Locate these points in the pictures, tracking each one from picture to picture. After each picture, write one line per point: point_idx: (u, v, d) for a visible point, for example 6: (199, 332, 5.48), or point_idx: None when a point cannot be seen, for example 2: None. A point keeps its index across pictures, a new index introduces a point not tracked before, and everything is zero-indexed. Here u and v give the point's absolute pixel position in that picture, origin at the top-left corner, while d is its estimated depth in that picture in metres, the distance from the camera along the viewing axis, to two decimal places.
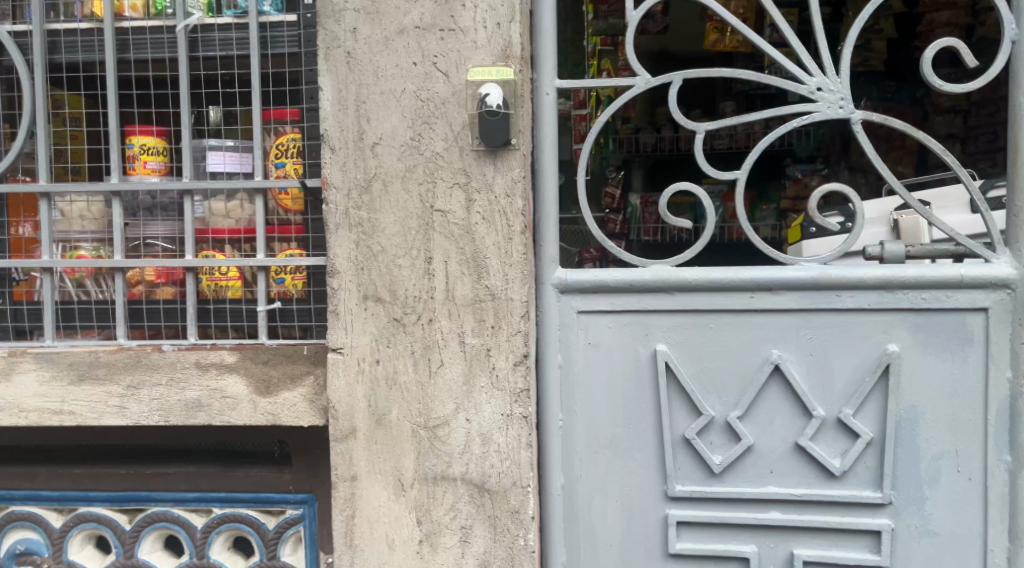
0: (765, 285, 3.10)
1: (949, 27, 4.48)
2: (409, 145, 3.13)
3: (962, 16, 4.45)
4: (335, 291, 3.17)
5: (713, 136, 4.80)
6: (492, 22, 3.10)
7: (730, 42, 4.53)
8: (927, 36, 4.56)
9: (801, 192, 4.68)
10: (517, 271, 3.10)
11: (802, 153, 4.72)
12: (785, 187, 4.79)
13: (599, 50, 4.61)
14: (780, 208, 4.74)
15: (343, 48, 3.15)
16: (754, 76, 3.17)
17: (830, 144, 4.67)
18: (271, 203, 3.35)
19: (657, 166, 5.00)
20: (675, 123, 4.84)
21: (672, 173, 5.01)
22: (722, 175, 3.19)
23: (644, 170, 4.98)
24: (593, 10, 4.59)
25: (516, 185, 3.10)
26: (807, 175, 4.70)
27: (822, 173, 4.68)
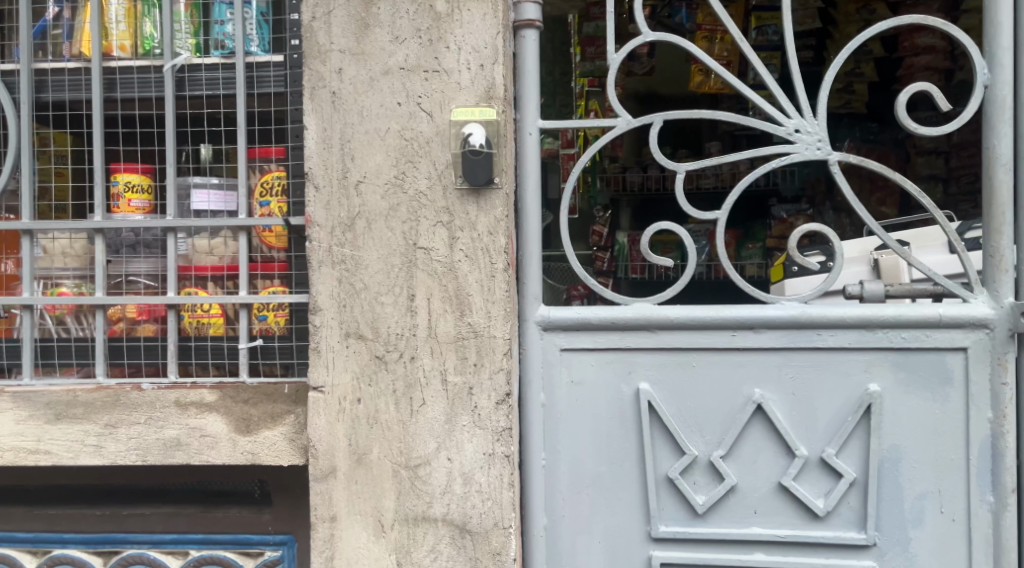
0: (746, 323, 3.11)
1: (928, 71, 4.58)
2: (393, 183, 3.15)
3: (941, 60, 4.54)
4: (317, 329, 3.16)
5: (699, 175, 4.91)
6: (476, 63, 3.14)
7: (714, 84, 4.66)
8: (907, 80, 4.67)
9: (787, 231, 4.76)
10: (500, 309, 3.10)
11: (789, 192, 4.83)
12: (770, 226, 4.88)
13: (587, 91, 4.79)
14: (767, 246, 4.81)
15: (328, 88, 3.19)
16: (733, 118, 3.22)
17: (815, 183, 4.82)
18: (256, 242, 3.36)
19: (645, 204, 5.08)
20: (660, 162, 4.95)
21: (661, 210, 5.09)
22: (703, 216, 3.20)
23: (632, 208, 5.07)
24: (581, 52, 4.80)
25: (499, 223, 3.11)
26: (792, 216, 4.79)
27: (806, 213, 4.78)
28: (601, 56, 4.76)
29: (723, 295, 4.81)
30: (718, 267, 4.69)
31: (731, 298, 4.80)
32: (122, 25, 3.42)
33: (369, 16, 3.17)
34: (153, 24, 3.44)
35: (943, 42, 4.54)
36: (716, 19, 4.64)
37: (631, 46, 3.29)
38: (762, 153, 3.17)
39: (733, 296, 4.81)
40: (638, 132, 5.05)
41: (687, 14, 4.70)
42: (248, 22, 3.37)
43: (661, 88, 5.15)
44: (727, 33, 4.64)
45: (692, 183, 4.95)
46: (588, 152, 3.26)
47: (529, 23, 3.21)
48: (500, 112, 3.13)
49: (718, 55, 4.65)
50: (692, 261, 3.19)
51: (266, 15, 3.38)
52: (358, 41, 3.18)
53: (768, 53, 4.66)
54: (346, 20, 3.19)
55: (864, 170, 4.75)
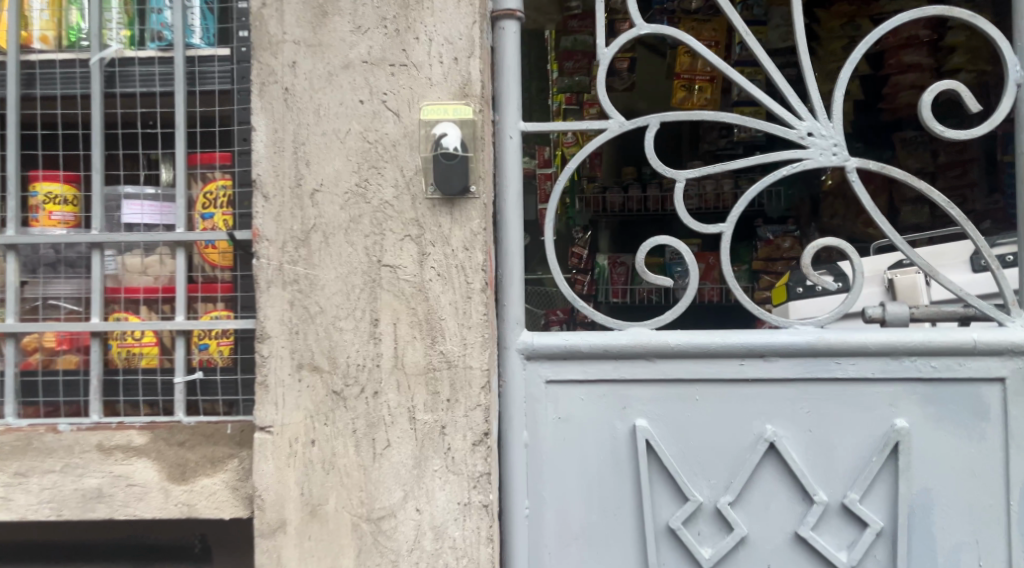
0: (756, 350, 2.72)
1: (914, 90, 4.28)
2: (354, 192, 2.75)
3: (927, 78, 4.25)
4: (264, 360, 2.73)
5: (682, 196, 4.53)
6: (450, 57, 2.76)
7: (699, 100, 4.33)
8: (892, 101, 4.36)
9: (773, 253, 4.41)
10: (476, 335, 2.69)
11: (773, 214, 4.52)
12: (756, 247, 4.53)
13: (564, 108, 4.41)
14: (752, 269, 4.49)
15: (280, 84, 2.80)
16: (737, 120, 2.82)
17: (800, 206, 4.51)
18: (197, 259, 2.94)
19: (624, 226, 4.75)
20: (642, 182, 4.61)
21: (643, 233, 4.75)
22: (706, 230, 2.82)
23: (610, 230, 4.74)
24: (559, 68, 4.45)
25: (476, 237, 2.71)
26: (779, 236, 4.43)
27: (794, 235, 4.42)
28: (580, 69, 4.41)
29: (711, 318, 4.57)
30: (705, 291, 4.47)
31: (719, 322, 4.56)
32: (44, 14, 3.01)
33: (327, 4, 2.80)
34: (80, 13, 3.03)
35: (930, 60, 4.26)
36: (702, 32, 4.30)
37: (623, 40, 2.88)
38: (771, 159, 2.77)
39: (722, 320, 4.56)
40: (616, 149, 4.72)
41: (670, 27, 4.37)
42: (190, 11, 2.98)
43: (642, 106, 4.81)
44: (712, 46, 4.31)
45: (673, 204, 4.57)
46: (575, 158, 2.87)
47: (508, 13, 2.83)
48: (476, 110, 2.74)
49: (702, 70, 4.34)
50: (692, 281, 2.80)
51: (211, 3, 2.99)
52: (315, 32, 2.80)
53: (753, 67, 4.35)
54: (301, 7, 2.80)
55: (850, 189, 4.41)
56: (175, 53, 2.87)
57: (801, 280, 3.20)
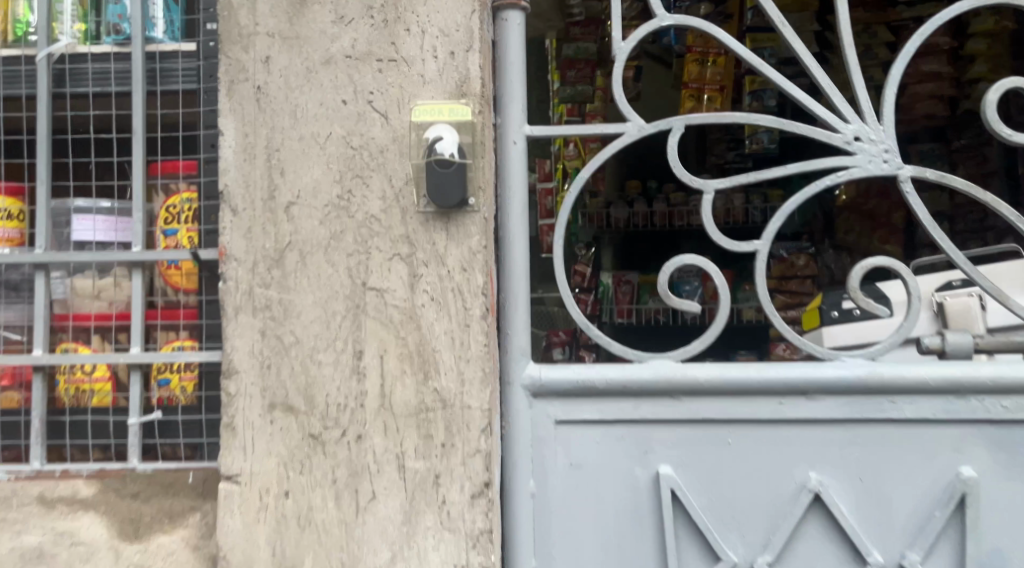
0: (798, 387, 2.36)
1: (932, 101, 3.93)
2: (335, 205, 2.39)
3: (947, 88, 3.88)
4: (232, 399, 2.37)
5: (689, 210, 4.18)
6: (445, 51, 2.40)
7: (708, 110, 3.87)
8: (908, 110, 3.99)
9: (788, 271, 3.98)
10: (476, 370, 2.32)
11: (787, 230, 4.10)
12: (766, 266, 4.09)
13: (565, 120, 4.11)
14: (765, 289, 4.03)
15: (252, 81, 2.44)
16: (774, 123, 2.45)
17: (811, 221, 4.13)
18: (156, 280, 2.60)
19: (628, 242, 4.42)
20: (647, 197, 4.28)
21: (645, 250, 4.41)
22: (738, 247, 2.45)
23: (613, 246, 4.40)
24: (560, 78, 4.09)
25: (476, 257, 2.34)
26: (793, 253, 4.00)
27: (808, 252, 4.01)
28: (584, 79, 4.06)
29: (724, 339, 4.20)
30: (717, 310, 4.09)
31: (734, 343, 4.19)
32: None
33: None
34: (28, 4, 2.68)
35: (951, 68, 3.87)
36: (710, 39, 3.88)
37: (643, 33, 2.50)
38: (812, 167, 2.40)
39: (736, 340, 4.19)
40: (618, 163, 4.41)
41: (676, 35, 4.01)
42: (153, 1, 2.64)
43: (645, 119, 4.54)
44: (721, 55, 3.88)
45: (680, 220, 4.21)
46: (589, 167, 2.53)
47: (512, 2, 2.46)
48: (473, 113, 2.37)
49: (710, 80, 3.90)
50: (724, 306, 2.45)
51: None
52: (291, 23, 2.44)
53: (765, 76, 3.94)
54: None
55: (866, 204, 4.04)
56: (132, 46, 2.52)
57: (837, 303, 2.77)
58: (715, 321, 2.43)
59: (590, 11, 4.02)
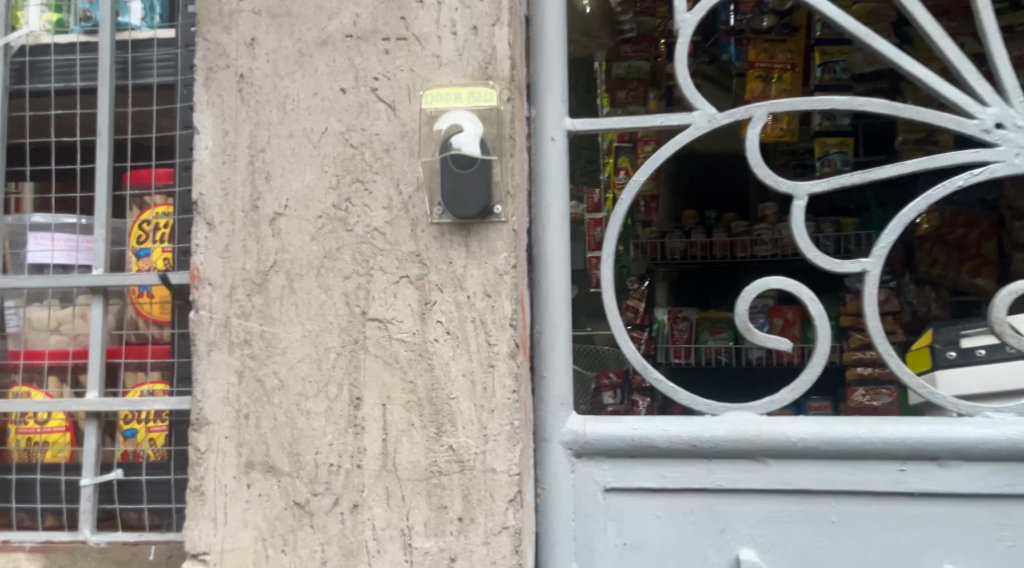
0: (923, 450, 1.83)
1: None
2: (330, 217, 1.92)
3: None
4: (201, 457, 1.91)
5: (754, 240, 3.70)
6: (467, 25, 1.91)
7: (773, 130, 3.38)
8: None
9: None
10: (502, 424, 1.83)
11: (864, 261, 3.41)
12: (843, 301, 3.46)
13: (616, 147, 3.62)
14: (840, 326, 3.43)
15: (233, 68, 2.00)
16: (889, 109, 1.90)
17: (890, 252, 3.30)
18: (124, 313, 2.19)
19: (686, 276, 3.93)
20: (706, 226, 3.83)
21: (702, 288, 3.90)
22: (841, 268, 1.94)
23: (668, 280, 3.90)
24: (609, 99, 3.54)
25: (503, 279, 1.86)
26: None
27: (889, 285, 3.27)
28: (636, 100, 3.49)
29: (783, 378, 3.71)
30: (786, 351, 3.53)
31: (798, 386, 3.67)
32: None
33: None
34: None
35: None
36: (774, 53, 3.24)
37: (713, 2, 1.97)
38: (938, 162, 1.88)
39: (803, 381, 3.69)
40: (673, 194, 3.97)
41: (738, 51, 3.35)
42: None
43: (700, 141, 4.03)
44: (786, 71, 3.25)
45: (743, 250, 3.73)
46: (642, 171, 2.04)
47: None
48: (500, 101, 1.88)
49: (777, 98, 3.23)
50: (823, 345, 1.91)
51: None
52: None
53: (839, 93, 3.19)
54: None
55: (950, 235, 3.20)
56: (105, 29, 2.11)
57: (954, 341, 2.08)
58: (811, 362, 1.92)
59: (643, 27, 3.50)
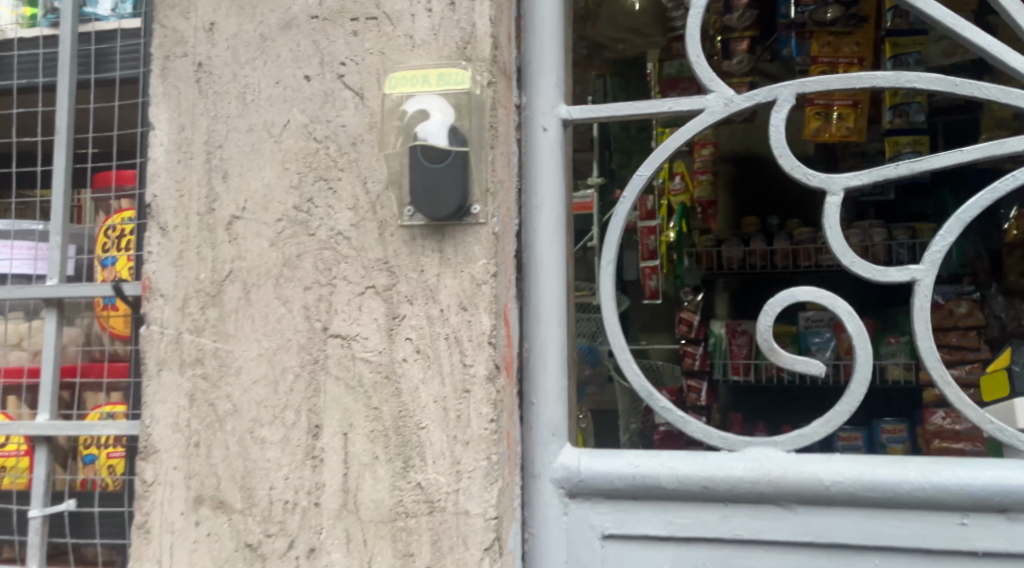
0: (986, 500, 1.52)
1: None
2: (290, 220, 1.70)
3: None
4: (147, 490, 1.69)
5: (818, 247, 3.29)
6: (443, 1, 1.67)
7: (838, 130, 2.91)
8: None
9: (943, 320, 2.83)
10: (479, 459, 1.57)
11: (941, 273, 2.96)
12: None
13: None
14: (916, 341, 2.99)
15: (191, 56, 1.79)
16: (945, 84, 1.60)
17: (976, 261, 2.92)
18: (89, 325, 2.01)
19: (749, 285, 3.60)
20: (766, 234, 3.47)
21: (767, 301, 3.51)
22: (886, 277, 1.61)
23: (730, 291, 3.57)
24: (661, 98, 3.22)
25: (482, 290, 1.61)
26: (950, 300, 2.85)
27: (972, 297, 2.84)
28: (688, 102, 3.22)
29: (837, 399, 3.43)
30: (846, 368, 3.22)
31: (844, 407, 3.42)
32: None
33: None
34: None
35: None
36: (840, 48, 2.88)
37: None
38: (1008, 147, 1.59)
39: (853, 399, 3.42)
40: (733, 199, 3.63)
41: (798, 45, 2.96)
42: None
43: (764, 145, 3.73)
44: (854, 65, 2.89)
45: (806, 258, 3.32)
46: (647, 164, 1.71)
47: None
48: (476, 84, 1.64)
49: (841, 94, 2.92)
50: (862, 372, 1.60)
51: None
52: None
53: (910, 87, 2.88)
54: None
55: None
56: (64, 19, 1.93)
57: None
58: (848, 391, 1.60)
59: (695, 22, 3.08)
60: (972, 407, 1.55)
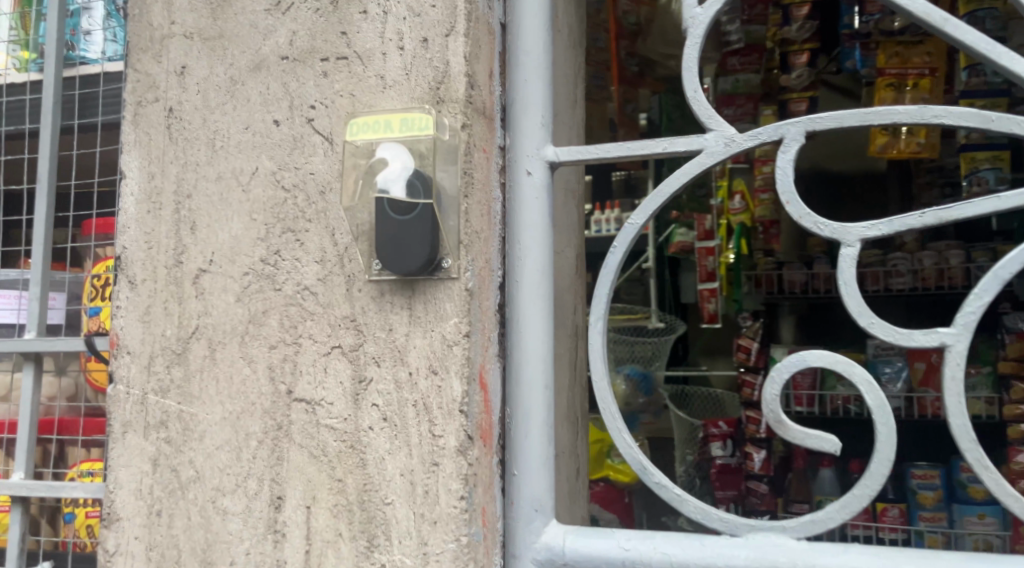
0: None
1: None
2: (257, 275, 1.58)
3: None
4: (109, 560, 1.61)
5: (888, 271, 3.16)
6: (418, 38, 1.53)
7: (907, 146, 2.81)
8: None
9: None
10: (448, 540, 1.44)
11: None
12: (1001, 344, 2.82)
13: (731, 169, 3.29)
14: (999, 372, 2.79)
15: (162, 102, 1.68)
16: (977, 119, 1.42)
17: None
18: (79, 376, 2.00)
19: (816, 310, 3.49)
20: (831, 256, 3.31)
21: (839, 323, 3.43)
22: (910, 338, 1.42)
23: (796, 315, 3.49)
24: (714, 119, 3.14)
25: (453, 352, 1.47)
26: None
27: None
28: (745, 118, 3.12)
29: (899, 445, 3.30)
30: (923, 402, 3.01)
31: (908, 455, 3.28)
32: None
33: None
34: None
35: None
36: (908, 58, 2.74)
37: None
38: None
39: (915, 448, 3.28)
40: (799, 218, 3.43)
41: (862, 56, 2.87)
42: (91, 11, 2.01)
43: (832, 161, 3.71)
44: (925, 77, 2.72)
45: (876, 282, 3.19)
46: (640, 210, 1.53)
47: None
48: (447, 128, 1.50)
49: None
50: (883, 450, 1.40)
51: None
52: (212, 18, 1.66)
53: (988, 100, 2.66)
54: None
55: None
56: (47, 65, 1.89)
57: None
58: (867, 473, 1.40)
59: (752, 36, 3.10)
60: (1013, 496, 1.39)
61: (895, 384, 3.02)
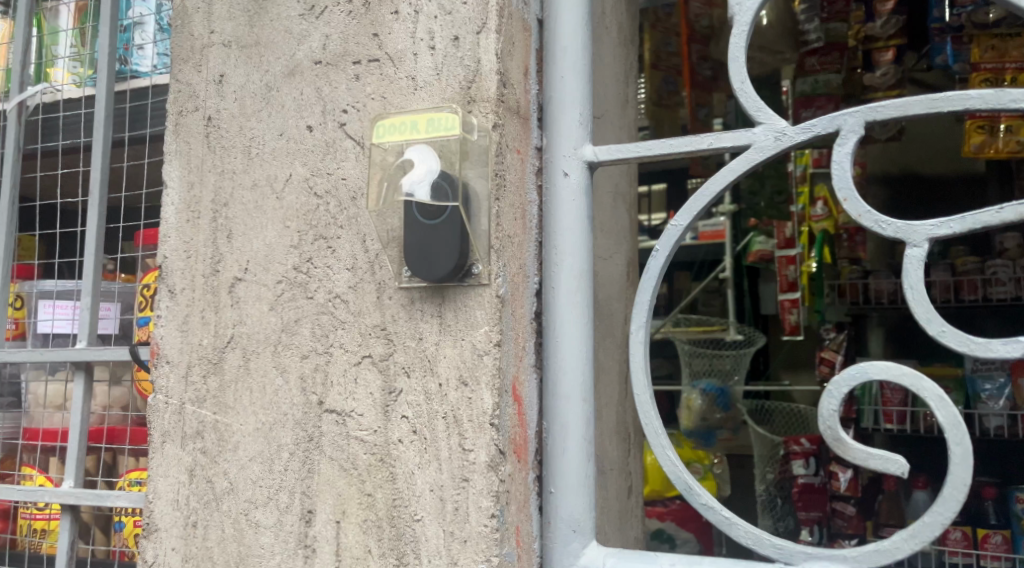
0: None
1: None
2: (290, 283, 1.55)
3: None
4: None
5: (987, 279, 2.98)
6: (449, 37, 1.48)
7: (1006, 145, 2.63)
8: None
9: None
10: (482, 559, 1.38)
11: None
12: None
13: (812, 172, 3.15)
14: None
15: (201, 111, 1.67)
16: None
17: None
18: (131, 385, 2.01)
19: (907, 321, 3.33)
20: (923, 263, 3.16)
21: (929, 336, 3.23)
22: (991, 349, 1.26)
23: (886, 327, 3.34)
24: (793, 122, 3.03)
25: (484, 361, 1.40)
26: None
27: None
28: None
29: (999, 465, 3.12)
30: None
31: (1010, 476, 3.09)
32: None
33: None
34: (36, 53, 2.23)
35: None
36: (1005, 52, 2.57)
37: None
38: None
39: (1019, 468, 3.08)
40: None
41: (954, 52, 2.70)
42: (142, 27, 2.07)
43: (924, 165, 3.56)
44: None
45: (972, 291, 3.01)
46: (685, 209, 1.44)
47: None
48: (477, 127, 1.44)
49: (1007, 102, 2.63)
50: (957, 473, 1.27)
51: (168, 12, 2.04)
52: (249, 25, 1.64)
53: None
54: None
55: None
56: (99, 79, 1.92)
57: None
58: (940, 499, 1.27)
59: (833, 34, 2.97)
60: None
61: (997, 402, 2.83)
